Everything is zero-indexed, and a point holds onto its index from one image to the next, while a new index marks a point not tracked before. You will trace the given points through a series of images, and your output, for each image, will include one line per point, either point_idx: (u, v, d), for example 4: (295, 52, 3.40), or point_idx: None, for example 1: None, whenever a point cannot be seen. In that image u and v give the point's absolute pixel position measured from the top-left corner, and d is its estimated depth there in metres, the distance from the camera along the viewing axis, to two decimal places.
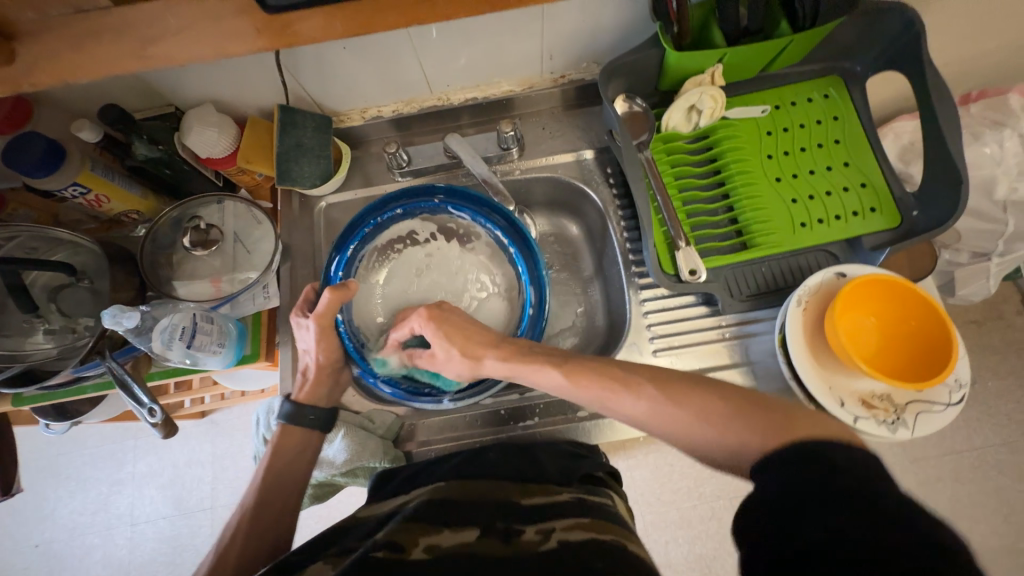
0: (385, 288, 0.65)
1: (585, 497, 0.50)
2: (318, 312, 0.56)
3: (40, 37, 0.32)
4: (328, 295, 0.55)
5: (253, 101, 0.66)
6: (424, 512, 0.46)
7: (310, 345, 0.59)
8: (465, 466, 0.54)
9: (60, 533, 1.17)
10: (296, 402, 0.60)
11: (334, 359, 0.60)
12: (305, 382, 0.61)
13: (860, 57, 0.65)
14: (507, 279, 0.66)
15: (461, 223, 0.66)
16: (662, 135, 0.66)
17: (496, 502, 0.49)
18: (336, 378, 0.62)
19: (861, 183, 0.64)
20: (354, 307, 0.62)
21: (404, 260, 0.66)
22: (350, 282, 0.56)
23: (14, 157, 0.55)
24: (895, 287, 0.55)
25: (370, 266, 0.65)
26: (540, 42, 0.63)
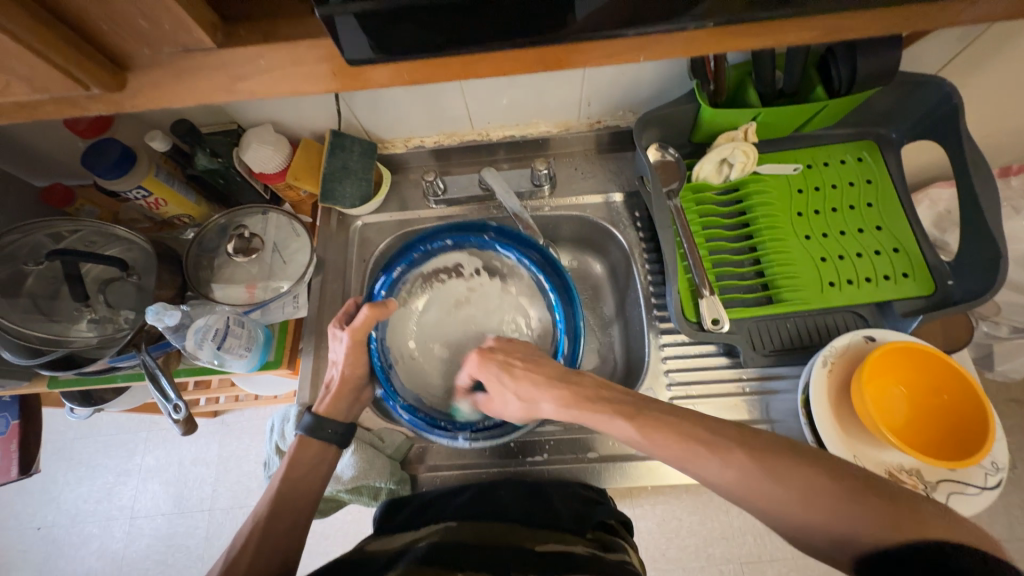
0: (423, 316, 0.66)
1: (600, 553, 0.48)
2: (354, 325, 0.57)
3: (144, 70, 0.33)
4: (367, 310, 0.57)
5: (308, 125, 0.71)
6: (437, 555, 0.45)
7: (340, 356, 0.60)
8: (477, 505, 0.54)
9: (62, 518, 1.18)
10: (317, 415, 0.59)
11: (359, 372, 0.60)
12: (326, 395, 0.60)
13: (896, 124, 0.66)
14: (542, 324, 0.66)
15: (506, 261, 0.67)
16: (693, 185, 0.68)
17: (510, 548, 0.47)
18: (355, 399, 0.61)
19: (893, 247, 0.63)
20: (389, 327, 0.63)
21: (446, 291, 0.68)
22: (390, 301, 0.58)
23: (91, 160, 0.60)
24: (927, 358, 0.53)
25: (411, 291, 0.66)
26: (580, 90, 0.67)
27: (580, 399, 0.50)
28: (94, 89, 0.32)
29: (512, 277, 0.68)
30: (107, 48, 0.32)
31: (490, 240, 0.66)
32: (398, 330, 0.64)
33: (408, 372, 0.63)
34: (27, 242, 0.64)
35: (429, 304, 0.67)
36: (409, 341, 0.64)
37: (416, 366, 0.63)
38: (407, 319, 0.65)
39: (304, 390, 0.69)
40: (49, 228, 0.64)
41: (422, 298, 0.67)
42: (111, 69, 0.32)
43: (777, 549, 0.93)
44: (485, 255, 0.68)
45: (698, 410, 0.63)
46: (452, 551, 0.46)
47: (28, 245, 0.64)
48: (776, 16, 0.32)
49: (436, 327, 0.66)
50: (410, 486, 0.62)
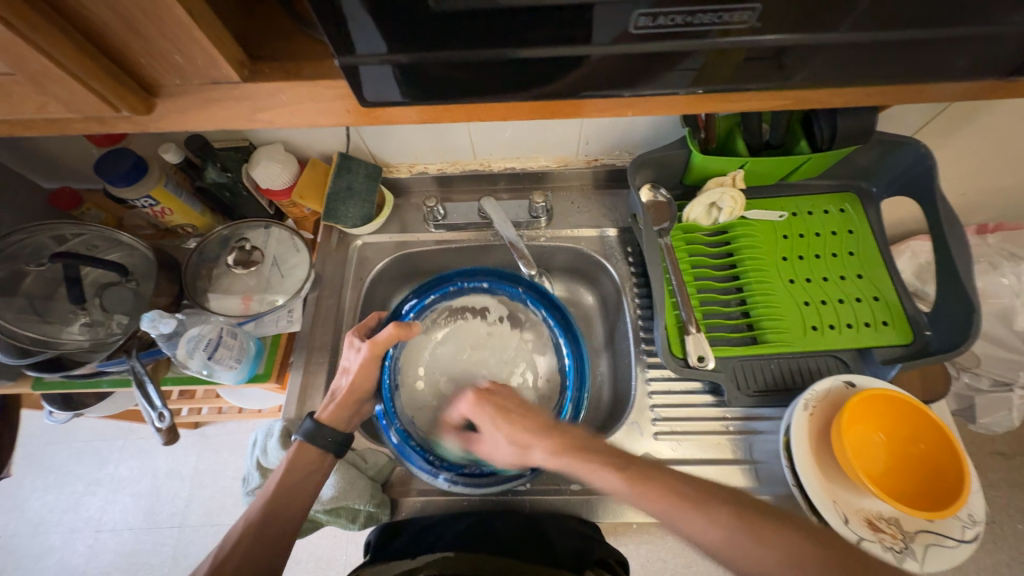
0: (438, 348, 0.67)
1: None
2: (375, 340, 0.58)
3: (172, 98, 0.36)
4: (391, 327, 0.57)
5: (317, 146, 0.74)
6: None
7: (353, 364, 0.60)
8: (470, 535, 0.55)
9: (24, 528, 1.14)
10: (318, 421, 0.58)
11: (369, 387, 0.60)
12: (330, 403, 0.59)
13: (876, 179, 0.70)
14: (549, 381, 0.66)
15: (530, 314, 0.68)
16: (683, 225, 0.70)
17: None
18: (357, 412, 0.61)
19: (873, 296, 0.65)
20: (406, 351, 0.65)
21: (466, 330, 0.69)
22: (415, 324, 0.58)
23: (105, 168, 0.62)
24: (903, 406, 0.55)
25: (434, 320, 0.68)
26: (579, 130, 0.71)
27: (585, 443, 0.50)
28: (125, 111, 0.34)
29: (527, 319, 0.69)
30: (140, 75, 0.34)
31: (513, 283, 0.68)
32: (411, 356, 0.65)
33: (410, 398, 0.63)
34: (30, 243, 0.65)
35: (450, 340, 0.68)
36: (417, 368, 0.65)
37: (419, 396, 0.64)
38: (423, 347, 0.66)
39: (290, 405, 0.68)
40: (54, 231, 0.66)
41: (444, 331, 0.68)
42: (142, 94, 0.35)
43: None
44: (509, 301, 0.69)
45: (682, 447, 0.63)
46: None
47: (30, 246, 0.65)
48: (758, 86, 0.35)
49: (451, 365, 0.67)
50: (390, 510, 0.61)
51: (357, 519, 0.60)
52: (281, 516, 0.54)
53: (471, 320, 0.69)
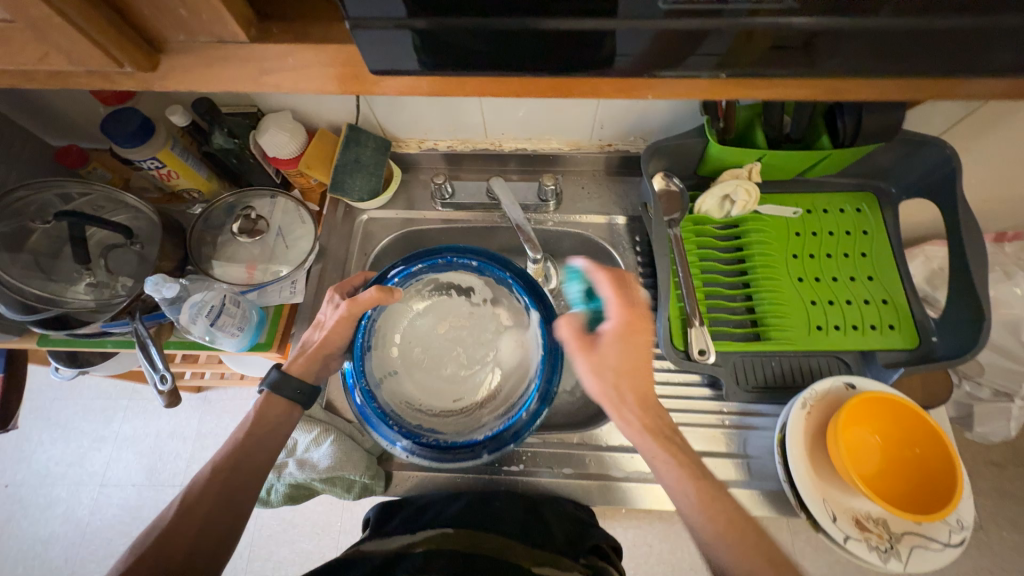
0: (418, 318, 0.63)
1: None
2: (354, 299, 0.56)
3: (178, 55, 0.35)
4: (372, 291, 0.55)
5: (326, 116, 0.73)
6: (434, 566, 0.47)
7: (327, 321, 0.59)
8: (469, 513, 0.55)
9: (31, 478, 1.17)
10: (285, 372, 0.58)
11: (340, 344, 0.59)
12: (300, 355, 0.59)
13: (895, 180, 0.68)
14: (522, 368, 0.60)
15: (515, 301, 0.63)
16: (693, 216, 0.69)
17: (504, 567, 0.48)
18: (326, 366, 0.61)
19: (882, 299, 0.64)
20: (387, 312, 0.61)
21: (450, 305, 0.65)
22: (397, 290, 0.57)
23: (111, 127, 0.62)
24: (903, 410, 0.54)
25: (420, 288, 0.64)
26: (594, 112, 0.69)
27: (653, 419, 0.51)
28: (128, 67, 0.34)
29: (509, 300, 0.64)
30: (145, 30, 0.33)
31: (499, 265, 0.63)
32: (390, 319, 0.62)
33: (381, 360, 0.59)
34: (36, 200, 0.65)
35: (432, 312, 0.64)
36: (393, 331, 0.62)
37: (390, 361, 0.60)
38: (404, 313, 0.63)
39: None
40: (60, 189, 0.65)
41: (427, 300, 0.64)
42: (147, 50, 0.34)
43: None
44: (496, 282, 0.64)
45: None
46: (446, 564, 0.47)
47: (36, 203, 0.65)
48: (783, 72, 0.34)
49: (427, 337, 0.62)
50: (384, 482, 0.62)
51: (352, 489, 0.61)
52: (248, 464, 0.54)
53: (457, 296, 0.65)
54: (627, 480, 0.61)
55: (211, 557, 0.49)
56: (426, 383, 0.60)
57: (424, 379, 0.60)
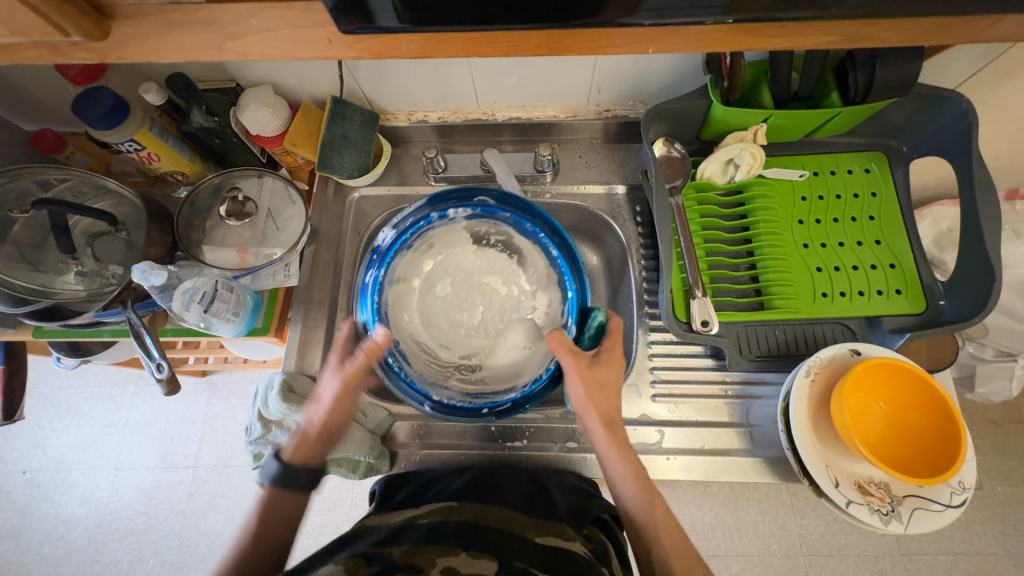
0: (468, 256, 0.61)
1: (597, 558, 0.49)
2: (351, 366, 0.52)
3: (135, 21, 0.32)
4: (366, 349, 0.51)
5: (309, 89, 0.69)
6: (440, 535, 0.47)
7: (323, 397, 0.53)
8: (474, 488, 0.56)
9: (47, 464, 1.19)
10: (285, 463, 0.53)
11: (341, 413, 0.54)
12: (298, 441, 0.54)
13: (907, 138, 0.65)
14: (509, 368, 0.57)
15: (554, 304, 0.59)
16: (696, 183, 0.67)
17: (510, 537, 0.48)
18: (329, 445, 0.55)
19: (890, 263, 0.63)
20: (449, 229, 0.60)
21: (501, 262, 0.61)
22: (382, 335, 0.51)
23: (82, 108, 0.59)
24: (909, 376, 0.54)
25: (487, 229, 0.61)
26: (591, 75, 0.65)
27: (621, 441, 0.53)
28: (77, 35, 0.31)
29: (558, 286, 0.59)
30: None
31: (568, 258, 0.59)
32: (444, 235, 0.60)
33: (413, 260, 0.59)
34: (14, 188, 0.62)
35: (486, 258, 0.61)
36: (440, 248, 0.60)
37: (417, 269, 0.59)
38: (461, 239, 0.61)
39: (291, 358, 0.67)
40: (37, 175, 0.63)
41: (487, 246, 0.61)
42: (95, 17, 0.31)
43: (744, 544, 0.96)
44: (556, 278, 0.59)
45: (679, 409, 0.63)
46: (452, 534, 0.48)
47: (14, 191, 0.63)
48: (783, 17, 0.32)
49: (467, 276, 0.60)
50: (389, 462, 0.63)
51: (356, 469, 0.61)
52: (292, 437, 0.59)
53: (517, 263, 0.61)
54: None
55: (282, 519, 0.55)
56: (432, 311, 0.58)
57: (430, 306, 0.59)
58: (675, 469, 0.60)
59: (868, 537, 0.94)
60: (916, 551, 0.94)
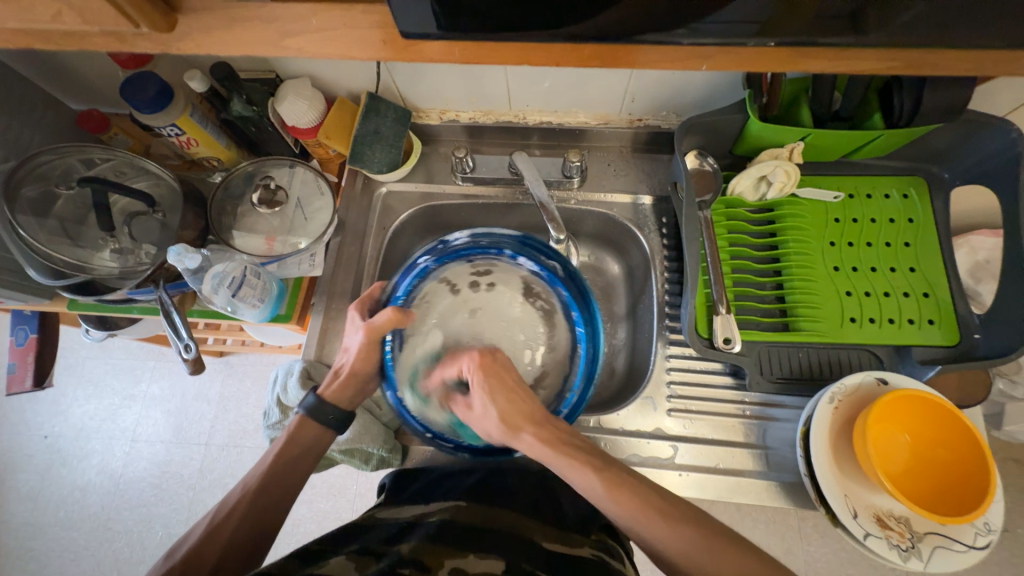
0: (508, 308, 0.62)
1: (605, 558, 0.50)
2: (371, 324, 0.55)
3: (198, 12, 0.34)
4: (389, 313, 0.55)
5: (346, 84, 0.70)
6: (448, 534, 0.47)
7: (352, 346, 0.58)
8: (483, 488, 0.56)
9: (68, 431, 1.24)
10: (320, 398, 0.58)
11: (370, 368, 0.58)
12: (335, 380, 0.59)
13: (950, 164, 0.63)
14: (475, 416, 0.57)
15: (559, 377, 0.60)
16: (726, 198, 0.66)
17: (517, 540, 0.48)
18: (362, 390, 0.60)
19: (924, 292, 0.61)
20: (510, 269, 0.64)
21: (529, 326, 0.62)
22: (413, 312, 0.56)
23: (130, 92, 0.60)
24: (939, 412, 0.52)
25: (540, 290, 0.64)
26: (625, 84, 0.65)
27: (567, 435, 0.51)
28: (144, 27, 0.32)
29: (567, 349, 0.62)
30: None
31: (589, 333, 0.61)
32: (503, 271, 0.64)
33: (465, 272, 0.64)
34: (60, 165, 0.65)
35: (526, 313, 0.62)
36: (493, 279, 0.64)
37: (462, 281, 0.63)
38: (515, 283, 0.64)
39: (311, 346, 0.68)
40: (83, 154, 0.66)
41: (532, 304, 0.63)
42: (163, 9, 0.33)
43: None
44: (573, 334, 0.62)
45: (694, 426, 0.62)
46: (459, 535, 0.47)
47: (60, 168, 0.65)
48: (834, 41, 0.32)
49: (499, 313, 0.62)
50: (401, 456, 0.63)
51: (371, 462, 0.62)
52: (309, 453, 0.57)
53: (544, 332, 0.62)
54: (641, 466, 0.61)
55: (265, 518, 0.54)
56: (453, 320, 0.60)
57: (454, 317, 0.61)
58: (686, 487, 0.59)
59: (878, 570, 0.92)
60: None
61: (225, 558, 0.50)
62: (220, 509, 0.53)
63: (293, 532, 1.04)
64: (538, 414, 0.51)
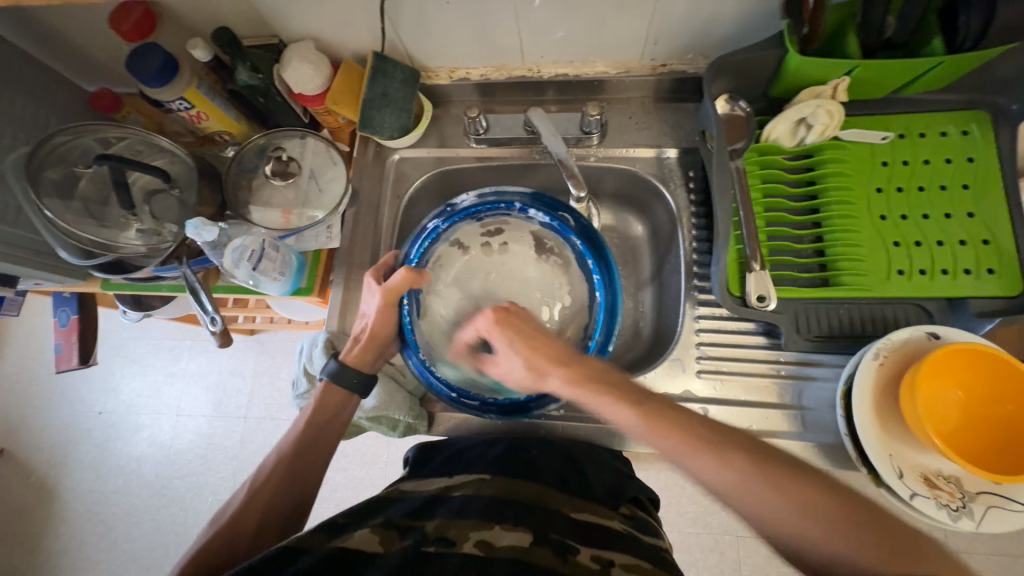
0: (519, 268, 0.63)
1: (636, 532, 0.49)
2: (386, 286, 0.55)
3: None
4: (401, 274, 0.53)
5: (351, 45, 0.67)
6: (474, 509, 0.47)
7: (371, 311, 0.58)
8: (509, 459, 0.56)
9: (119, 407, 1.31)
10: (343, 363, 0.58)
11: (388, 331, 0.58)
12: (356, 345, 0.59)
13: (1019, 93, 0.56)
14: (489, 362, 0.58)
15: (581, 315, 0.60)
16: (759, 146, 0.61)
17: (545, 512, 0.48)
18: (382, 354, 0.60)
19: (983, 239, 0.55)
20: (521, 222, 0.62)
21: (543, 282, 0.62)
22: (426, 272, 0.55)
23: (135, 64, 0.59)
24: (997, 367, 0.48)
25: (551, 244, 0.62)
26: (647, 24, 0.60)
27: (598, 374, 0.48)
28: None
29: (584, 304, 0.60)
30: None
31: (607, 284, 0.59)
32: (515, 228, 0.63)
33: (475, 232, 0.63)
34: (78, 146, 0.65)
35: (541, 271, 0.62)
36: (504, 238, 0.63)
37: (472, 240, 0.63)
38: (527, 240, 0.63)
39: (334, 318, 0.69)
40: (99, 133, 0.66)
41: (547, 261, 0.62)
42: None
43: None
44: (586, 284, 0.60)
45: (725, 387, 0.60)
46: (485, 508, 0.47)
47: (78, 149, 0.65)
48: None
49: (515, 273, 0.63)
50: (427, 423, 0.63)
51: (397, 428, 0.63)
52: (338, 420, 0.59)
53: (560, 287, 0.62)
54: None
55: (300, 483, 0.56)
56: (470, 282, 0.63)
57: (471, 278, 0.63)
58: None
59: None
60: (966, 549, 0.89)
61: (266, 521, 0.53)
62: (258, 477, 0.55)
63: (330, 498, 1.09)
64: (551, 350, 0.49)
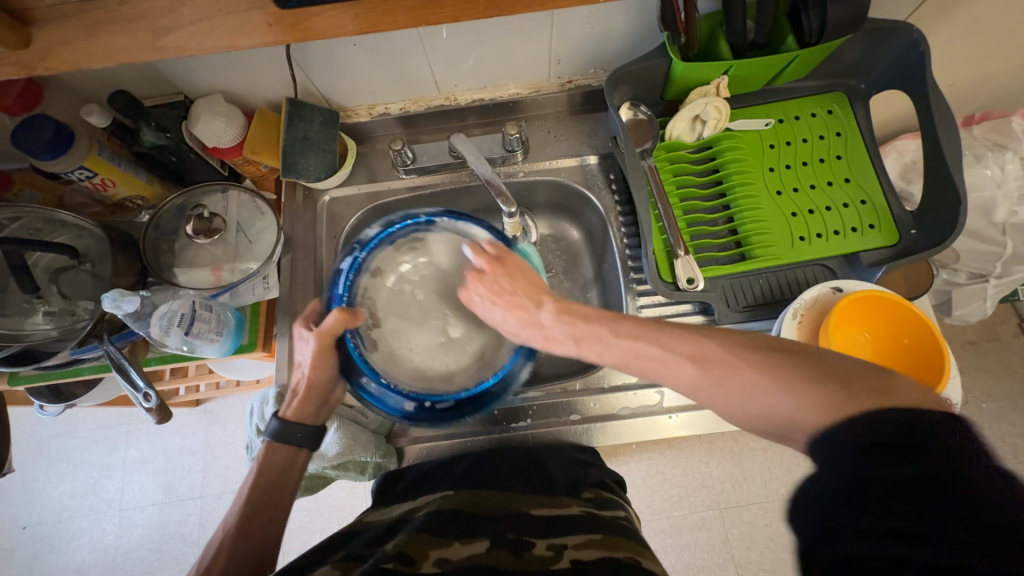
0: (443, 276, 0.64)
1: (594, 511, 0.52)
2: (319, 329, 0.54)
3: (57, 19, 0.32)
4: (333, 316, 0.54)
5: (262, 94, 0.67)
6: (436, 524, 0.47)
7: (306, 359, 0.56)
8: (474, 474, 0.56)
9: (48, 516, 1.16)
10: (284, 420, 0.56)
11: (328, 377, 0.56)
12: (293, 400, 0.57)
13: (864, 75, 0.66)
14: (458, 370, 0.59)
15: None
16: (665, 144, 0.67)
17: (506, 516, 0.49)
18: (324, 403, 0.58)
19: (861, 200, 0.64)
20: (433, 234, 0.63)
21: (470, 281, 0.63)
22: (360, 310, 0.56)
23: (22, 139, 0.56)
24: (891, 308, 0.55)
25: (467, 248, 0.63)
26: (548, 46, 0.64)
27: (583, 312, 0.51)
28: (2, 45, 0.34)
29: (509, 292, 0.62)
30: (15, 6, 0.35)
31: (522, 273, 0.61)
32: (428, 242, 0.63)
33: (391, 256, 0.62)
34: None
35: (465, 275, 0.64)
36: (423, 254, 0.63)
37: (392, 267, 0.62)
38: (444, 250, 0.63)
39: (282, 370, 0.66)
40: None
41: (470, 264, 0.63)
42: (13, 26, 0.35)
43: (753, 494, 1.00)
44: None
45: None
46: (450, 523, 0.47)
47: None
48: None
49: (443, 285, 0.64)
50: (397, 458, 0.62)
51: (365, 470, 0.61)
52: (289, 473, 0.56)
53: None
54: (632, 417, 0.62)
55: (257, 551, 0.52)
56: (401, 307, 0.62)
57: (399, 302, 0.62)
58: (678, 427, 0.61)
59: None
60: None
61: None
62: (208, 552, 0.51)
63: None
64: (525, 320, 0.52)
